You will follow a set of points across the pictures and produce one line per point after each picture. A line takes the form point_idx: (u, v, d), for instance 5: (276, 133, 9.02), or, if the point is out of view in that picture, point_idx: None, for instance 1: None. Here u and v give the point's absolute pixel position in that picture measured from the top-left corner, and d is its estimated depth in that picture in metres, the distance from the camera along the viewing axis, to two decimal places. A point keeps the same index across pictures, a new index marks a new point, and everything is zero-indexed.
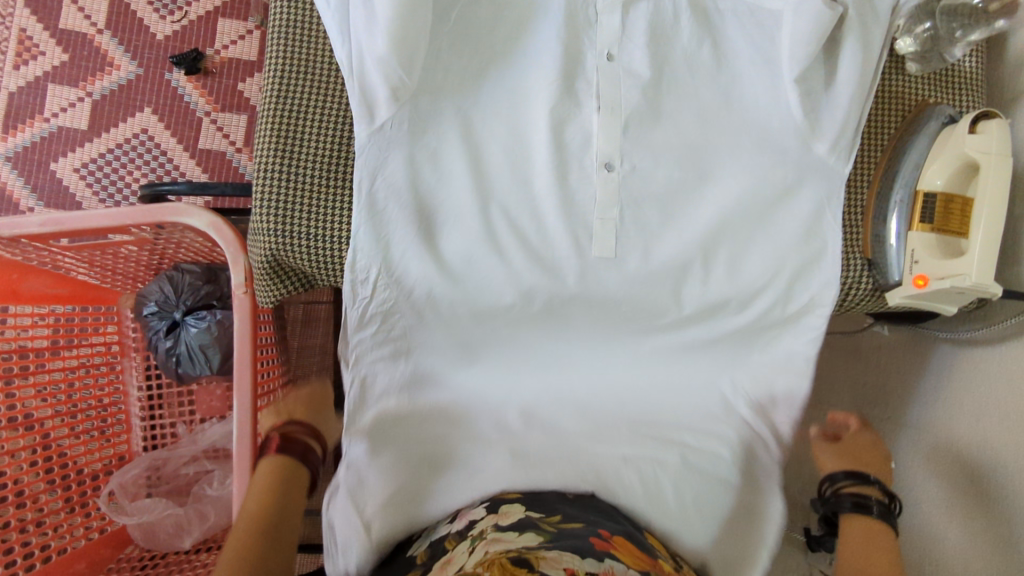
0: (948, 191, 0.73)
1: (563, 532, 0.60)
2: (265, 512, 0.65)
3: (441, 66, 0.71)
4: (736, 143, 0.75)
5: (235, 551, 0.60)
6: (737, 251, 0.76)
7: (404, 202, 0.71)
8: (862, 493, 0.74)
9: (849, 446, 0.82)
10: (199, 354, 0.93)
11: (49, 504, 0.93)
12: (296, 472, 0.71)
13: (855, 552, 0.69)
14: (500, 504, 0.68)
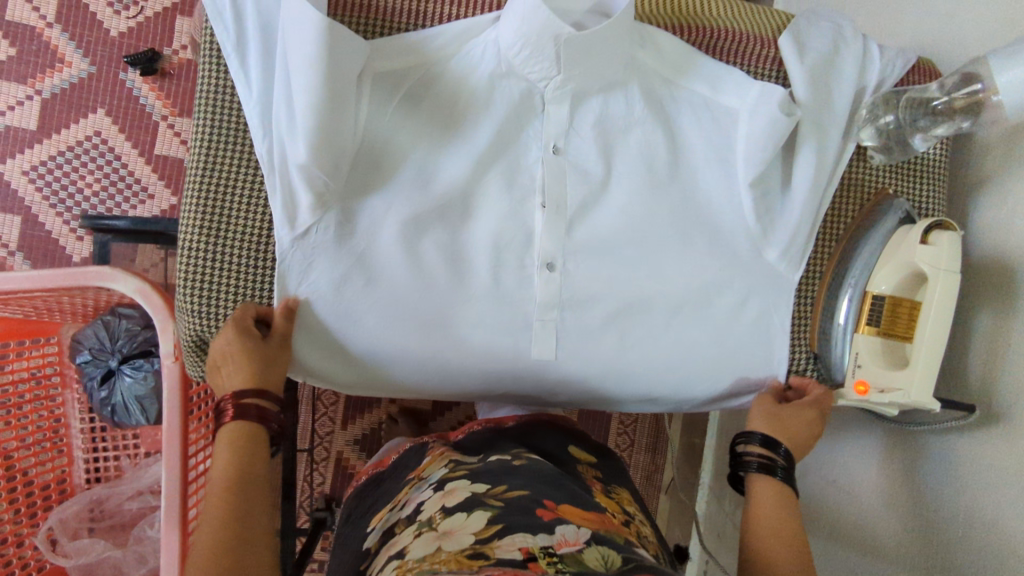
0: (896, 295, 0.71)
1: (508, 506, 0.60)
2: (229, 507, 0.58)
3: (375, 155, 0.70)
4: (681, 236, 0.75)
5: (203, 557, 0.54)
6: (673, 345, 0.76)
7: (338, 297, 0.72)
8: (767, 458, 0.70)
9: (785, 411, 0.73)
10: (134, 404, 0.91)
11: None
12: (254, 462, 0.64)
13: (770, 527, 0.65)
14: (448, 481, 0.69)
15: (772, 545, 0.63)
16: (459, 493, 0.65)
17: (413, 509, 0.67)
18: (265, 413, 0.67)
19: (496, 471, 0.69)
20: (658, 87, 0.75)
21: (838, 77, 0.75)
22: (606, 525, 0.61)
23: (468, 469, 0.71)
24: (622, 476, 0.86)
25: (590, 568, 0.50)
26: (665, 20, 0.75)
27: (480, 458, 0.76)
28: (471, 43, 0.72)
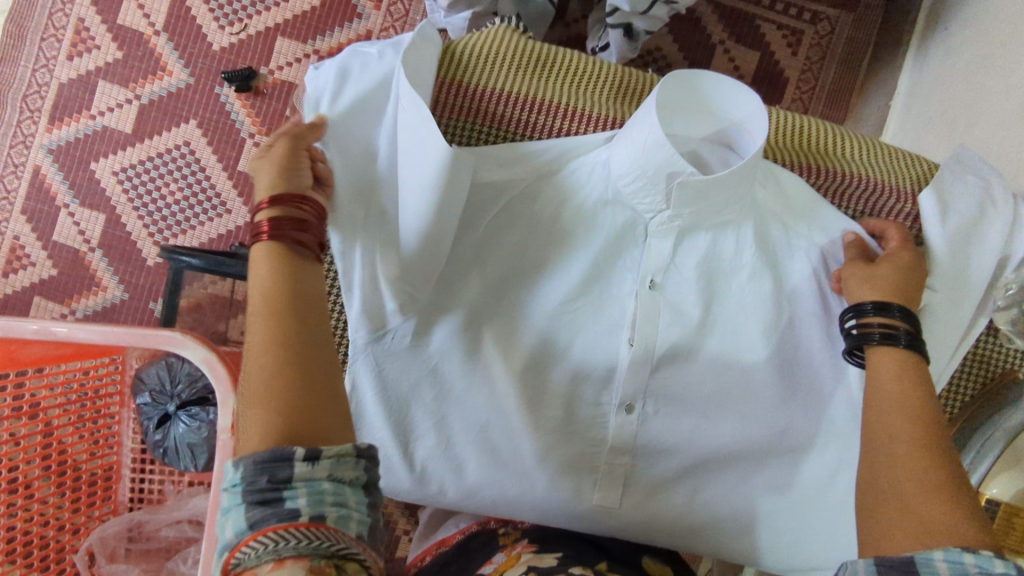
0: (1013, 502, 0.63)
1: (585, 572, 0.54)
2: (282, 321, 0.50)
3: (463, 268, 0.67)
4: (775, 394, 0.69)
5: (271, 386, 0.47)
6: (743, 506, 0.71)
7: (407, 408, 0.68)
8: (887, 326, 0.58)
9: (883, 270, 0.62)
10: (185, 450, 0.91)
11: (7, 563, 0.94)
12: (298, 275, 0.54)
13: (887, 398, 0.54)
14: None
15: (889, 417, 0.53)
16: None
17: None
18: (308, 232, 0.55)
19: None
20: (774, 229, 0.68)
21: (979, 244, 0.68)
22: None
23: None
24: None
25: None
26: (793, 156, 0.70)
27: (560, 565, 0.57)
28: (575, 163, 0.67)
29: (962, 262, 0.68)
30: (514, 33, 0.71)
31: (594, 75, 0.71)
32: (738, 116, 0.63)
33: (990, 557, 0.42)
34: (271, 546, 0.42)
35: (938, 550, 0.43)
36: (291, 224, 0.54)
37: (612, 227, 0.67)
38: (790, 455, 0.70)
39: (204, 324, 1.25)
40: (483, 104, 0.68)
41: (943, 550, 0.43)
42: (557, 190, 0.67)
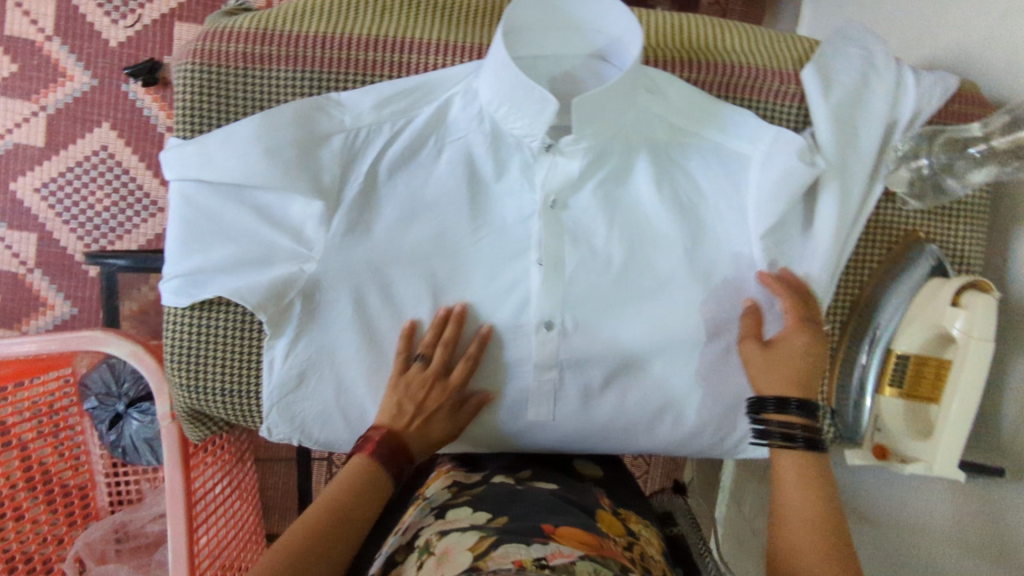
0: (922, 354, 0.66)
1: (492, 491, 0.60)
2: (323, 530, 0.53)
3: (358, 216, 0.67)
4: (684, 289, 0.70)
5: (277, 551, 0.51)
6: (677, 405, 0.72)
7: (319, 359, 0.68)
8: (784, 426, 0.64)
9: (778, 352, 0.67)
10: (143, 446, 0.92)
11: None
12: (365, 478, 0.58)
13: (793, 495, 0.61)
14: (449, 509, 0.57)
15: (798, 536, 0.58)
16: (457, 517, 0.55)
17: (409, 536, 0.56)
18: (402, 461, 0.62)
19: (504, 496, 0.59)
20: (660, 130, 0.68)
21: (866, 109, 0.68)
22: (606, 551, 0.51)
23: (471, 494, 0.60)
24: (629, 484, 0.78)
25: None
26: (671, 52, 0.70)
27: (485, 476, 0.65)
28: (447, 91, 0.67)
29: (851, 131, 0.68)
30: None
31: (460, 5, 0.70)
32: (598, 22, 0.64)
33: None
34: None
35: None
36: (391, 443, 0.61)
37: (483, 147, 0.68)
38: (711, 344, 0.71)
39: (153, 325, 1.25)
40: (346, 51, 0.67)
41: None
42: (433, 126, 0.67)
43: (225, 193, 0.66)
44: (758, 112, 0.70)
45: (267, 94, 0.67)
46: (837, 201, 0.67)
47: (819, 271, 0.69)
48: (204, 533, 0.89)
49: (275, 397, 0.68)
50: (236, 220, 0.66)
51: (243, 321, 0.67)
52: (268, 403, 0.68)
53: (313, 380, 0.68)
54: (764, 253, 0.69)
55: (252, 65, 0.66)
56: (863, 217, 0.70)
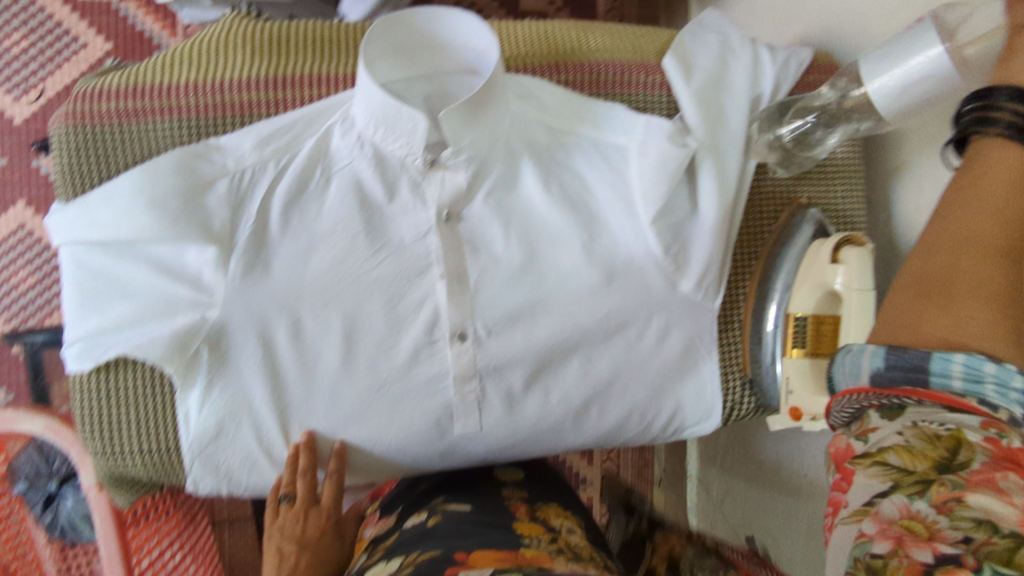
0: (818, 313, 0.68)
1: (403, 540, 0.73)
2: None
3: (259, 257, 0.68)
4: (589, 284, 0.72)
5: None
6: (602, 398, 0.73)
7: (235, 406, 0.67)
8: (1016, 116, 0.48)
9: None
10: (82, 524, 0.89)
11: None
12: None
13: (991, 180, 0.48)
14: (367, 569, 0.70)
15: None
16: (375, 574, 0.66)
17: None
18: None
19: (412, 540, 0.72)
20: (542, 134, 0.74)
21: (728, 92, 0.73)
22: (520, 559, 0.62)
23: (385, 550, 0.73)
24: (550, 490, 0.89)
25: None
26: (538, 60, 0.75)
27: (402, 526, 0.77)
28: (326, 122, 0.71)
29: (718, 113, 0.72)
30: (245, 27, 0.75)
31: (325, 43, 0.75)
32: (458, 40, 0.68)
33: (980, 360, 0.41)
34: None
35: (960, 355, 0.42)
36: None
37: (372, 171, 0.71)
38: (626, 331, 0.73)
39: None
40: (219, 96, 0.71)
41: (964, 355, 0.42)
42: (318, 157, 0.70)
43: (120, 254, 0.66)
44: (631, 104, 0.75)
45: (148, 146, 0.70)
46: (716, 180, 0.71)
47: (715, 248, 0.71)
48: None
49: (194, 449, 0.67)
50: (133, 277, 0.66)
51: (152, 378, 0.66)
52: (189, 457, 0.67)
53: (231, 428, 0.67)
54: (660, 238, 0.72)
55: (127, 122, 0.69)
56: (746, 191, 0.74)
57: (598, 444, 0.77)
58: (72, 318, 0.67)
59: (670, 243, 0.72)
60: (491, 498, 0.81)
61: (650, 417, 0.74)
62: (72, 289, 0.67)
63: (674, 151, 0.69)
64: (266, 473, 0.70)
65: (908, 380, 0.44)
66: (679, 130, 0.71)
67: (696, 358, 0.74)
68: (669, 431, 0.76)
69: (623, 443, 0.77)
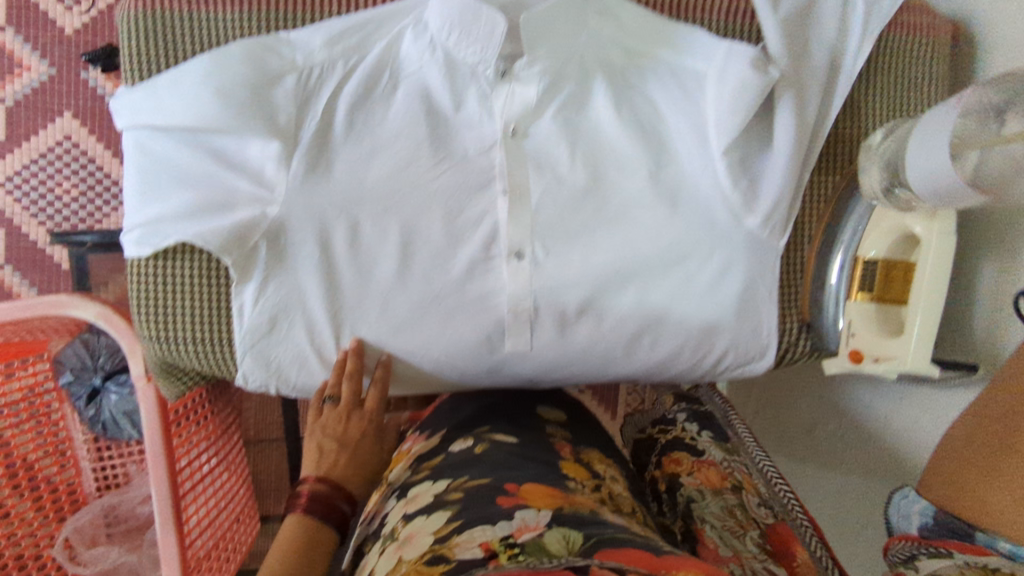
0: (890, 258, 0.66)
1: (447, 464, 0.74)
2: None
3: (323, 158, 0.67)
4: (653, 214, 0.71)
5: None
6: (656, 328, 0.72)
7: (291, 302, 0.67)
8: None
9: None
10: (124, 419, 0.91)
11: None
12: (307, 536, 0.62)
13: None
14: (410, 487, 0.72)
15: None
16: (421, 498, 0.68)
17: (378, 525, 0.71)
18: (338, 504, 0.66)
19: (456, 466, 0.73)
20: (618, 56, 0.71)
21: (816, 23, 0.70)
22: (571, 502, 0.64)
23: (430, 469, 0.75)
24: (590, 432, 0.90)
25: (549, 551, 0.52)
26: None
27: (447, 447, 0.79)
28: (397, 25, 0.69)
29: (804, 45, 0.69)
30: None
31: None
32: None
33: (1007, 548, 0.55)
34: None
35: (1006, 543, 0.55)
36: (320, 499, 0.65)
37: (441, 79, 0.68)
38: (687, 263, 0.71)
39: None
40: None
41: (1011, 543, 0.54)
42: (386, 60, 0.68)
43: (184, 141, 0.66)
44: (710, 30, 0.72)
45: (215, 35, 0.70)
46: (795, 114, 0.69)
47: (787, 185, 0.69)
48: (193, 504, 0.90)
49: (246, 342, 0.67)
50: (196, 166, 0.66)
51: (210, 270, 0.66)
52: (241, 350, 0.67)
53: (285, 325, 0.67)
54: (730, 170, 0.70)
55: (198, 9, 0.69)
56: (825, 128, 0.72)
57: (645, 376, 0.76)
58: (133, 204, 0.67)
59: (739, 177, 0.70)
60: (535, 435, 0.82)
61: (702, 352, 0.73)
62: (136, 175, 0.67)
63: (756, 79, 0.66)
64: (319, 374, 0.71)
65: (954, 537, 0.60)
66: (762, 58, 0.68)
67: (755, 296, 0.72)
68: (719, 368, 0.75)
69: (671, 377, 0.77)
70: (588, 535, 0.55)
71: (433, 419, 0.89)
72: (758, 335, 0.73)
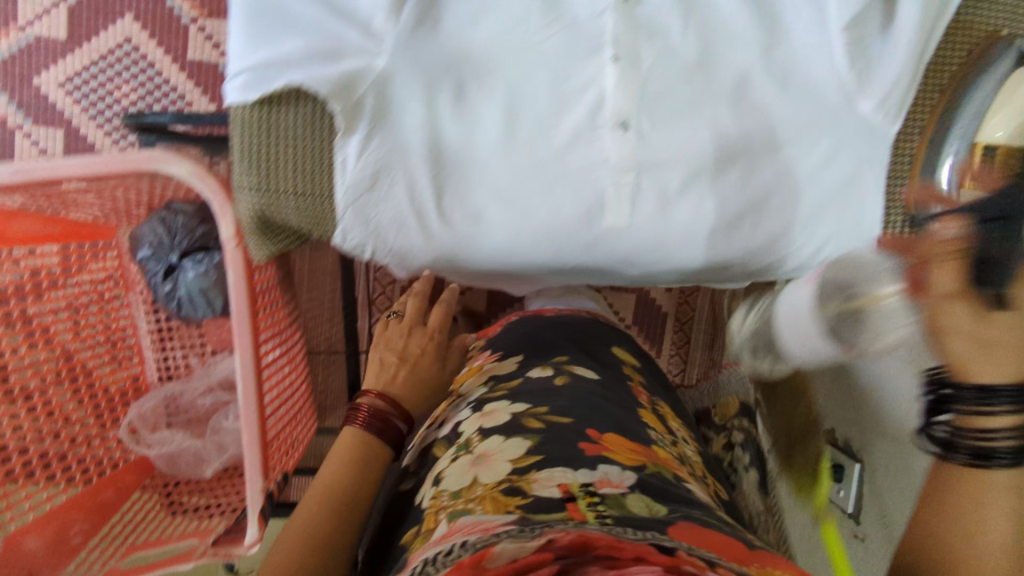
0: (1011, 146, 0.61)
1: (527, 386, 0.76)
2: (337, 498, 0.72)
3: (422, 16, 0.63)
4: (766, 93, 0.67)
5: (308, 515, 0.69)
6: (758, 215, 0.70)
7: (394, 157, 0.66)
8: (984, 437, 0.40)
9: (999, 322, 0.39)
10: (200, 298, 0.92)
11: (52, 441, 0.97)
12: (360, 449, 0.77)
13: None
14: (486, 403, 0.74)
15: None
16: (499, 413, 0.71)
17: (451, 431, 0.75)
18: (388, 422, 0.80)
19: (536, 391, 0.75)
20: None
21: None
22: (654, 461, 0.65)
23: (509, 389, 0.77)
24: (662, 385, 0.92)
25: (629, 510, 0.54)
26: None
27: (522, 366, 0.81)
28: None
29: None
30: None
31: None
32: None
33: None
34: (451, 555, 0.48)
35: None
36: (377, 414, 0.80)
37: None
38: (794, 149, 0.68)
39: None
40: None
41: None
42: None
43: None
44: None
45: None
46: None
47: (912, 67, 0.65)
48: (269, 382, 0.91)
49: (349, 197, 0.66)
50: (303, 13, 0.63)
51: (316, 120, 0.65)
52: (343, 205, 0.66)
53: (387, 183, 0.66)
54: (848, 52, 0.66)
55: None
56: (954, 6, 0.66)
57: (739, 266, 0.74)
58: (235, 52, 0.65)
59: (862, 58, 0.66)
60: (616, 374, 0.83)
61: (801, 239, 0.71)
62: (241, 20, 0.64)
63: None
64: (414, 238, 0.69)
65: None
66: None
67: (863, 184, 0.69)
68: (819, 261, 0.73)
69: (764, 270, 0.75)
70: (671, 508, 0.56)
71: (509, 338, 0.91)
72: (864, 227, 0.70)
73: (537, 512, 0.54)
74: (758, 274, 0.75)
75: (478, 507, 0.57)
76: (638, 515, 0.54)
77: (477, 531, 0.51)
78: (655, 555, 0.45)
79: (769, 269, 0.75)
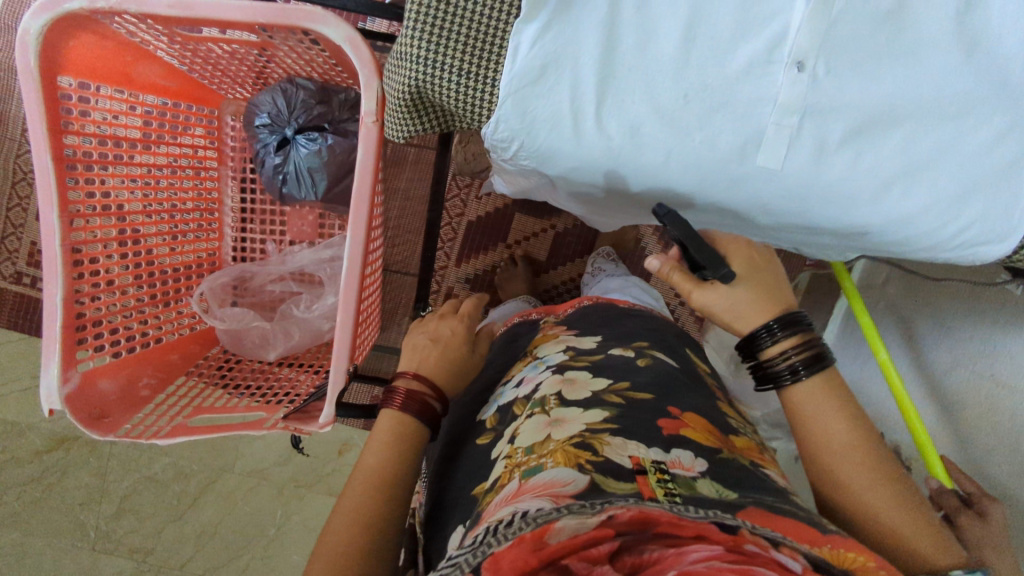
0: None
1: (608, 359, 0.73)
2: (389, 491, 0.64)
3: None
4: (950, 58, 0.65)
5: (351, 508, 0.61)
6: (910, 182, 0.68)
7: (564, 50, 0.64)
8: (779, 357, 0.64)
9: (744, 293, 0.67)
10: (306, 176, 0.93)
11: (139, 298, 0.96)
12: (405, 429, 0.69)
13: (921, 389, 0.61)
14: (566, 368, 0.71)
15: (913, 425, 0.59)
16: (581, 384, 0.67)
17: (530, 390, 0.69)
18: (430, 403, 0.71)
19: (616, 366, 0.71)
20: None
21: None
22: (731, 448, 0.60)
23: (588, 360, 0.73)
24: None
25: (701, 494, 0.48)
26: None
27: (600, 345, 0.77)
28: None
29: None
30: None
31: None
32: None
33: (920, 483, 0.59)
34: (513, 527, 0.42)
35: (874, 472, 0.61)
36: (416, 395, 0.71)
37: None
38: (964, 121, 0.67)
39: None
40: None
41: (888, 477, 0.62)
42: None
43: None
44: None
45: None
46: None
47: None
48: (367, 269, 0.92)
49: (513, 84, 0.65)
50: None
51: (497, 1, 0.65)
52: (506, 90, 0.65)
53: (555, 76, 0.65)
54: None
55: None
56: None
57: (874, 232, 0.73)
58: None
59: None
60: (692, 365, 0.80)
61: (947, 217, 0.70)
62: None
63: None
64: (566, 141, 0.68)
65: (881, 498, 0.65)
66: None
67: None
68: (955, 242, 0.72)
69: (895, 241, 0.74)
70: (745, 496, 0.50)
71: (585, 318, 0.88)
72: (1011, 213, 0.69)
73: (606, 477, 0.49)
74: (887, 244, 0.75)
75: (549, 461, 0.53)
76: (709, 498, 0.48)
77: (547, 496, 0.46)
78: (715, 534, 0.40)
79: (900, 242, 0.74)
